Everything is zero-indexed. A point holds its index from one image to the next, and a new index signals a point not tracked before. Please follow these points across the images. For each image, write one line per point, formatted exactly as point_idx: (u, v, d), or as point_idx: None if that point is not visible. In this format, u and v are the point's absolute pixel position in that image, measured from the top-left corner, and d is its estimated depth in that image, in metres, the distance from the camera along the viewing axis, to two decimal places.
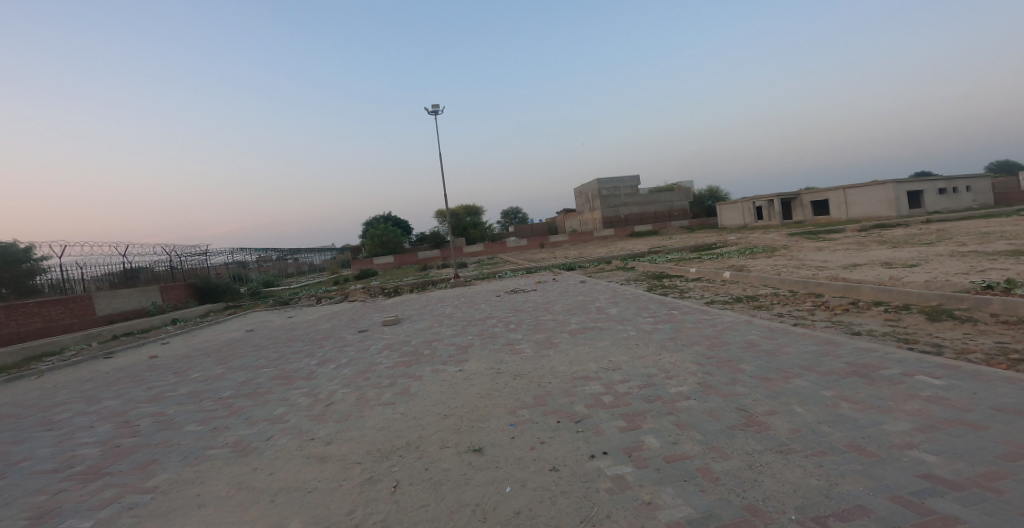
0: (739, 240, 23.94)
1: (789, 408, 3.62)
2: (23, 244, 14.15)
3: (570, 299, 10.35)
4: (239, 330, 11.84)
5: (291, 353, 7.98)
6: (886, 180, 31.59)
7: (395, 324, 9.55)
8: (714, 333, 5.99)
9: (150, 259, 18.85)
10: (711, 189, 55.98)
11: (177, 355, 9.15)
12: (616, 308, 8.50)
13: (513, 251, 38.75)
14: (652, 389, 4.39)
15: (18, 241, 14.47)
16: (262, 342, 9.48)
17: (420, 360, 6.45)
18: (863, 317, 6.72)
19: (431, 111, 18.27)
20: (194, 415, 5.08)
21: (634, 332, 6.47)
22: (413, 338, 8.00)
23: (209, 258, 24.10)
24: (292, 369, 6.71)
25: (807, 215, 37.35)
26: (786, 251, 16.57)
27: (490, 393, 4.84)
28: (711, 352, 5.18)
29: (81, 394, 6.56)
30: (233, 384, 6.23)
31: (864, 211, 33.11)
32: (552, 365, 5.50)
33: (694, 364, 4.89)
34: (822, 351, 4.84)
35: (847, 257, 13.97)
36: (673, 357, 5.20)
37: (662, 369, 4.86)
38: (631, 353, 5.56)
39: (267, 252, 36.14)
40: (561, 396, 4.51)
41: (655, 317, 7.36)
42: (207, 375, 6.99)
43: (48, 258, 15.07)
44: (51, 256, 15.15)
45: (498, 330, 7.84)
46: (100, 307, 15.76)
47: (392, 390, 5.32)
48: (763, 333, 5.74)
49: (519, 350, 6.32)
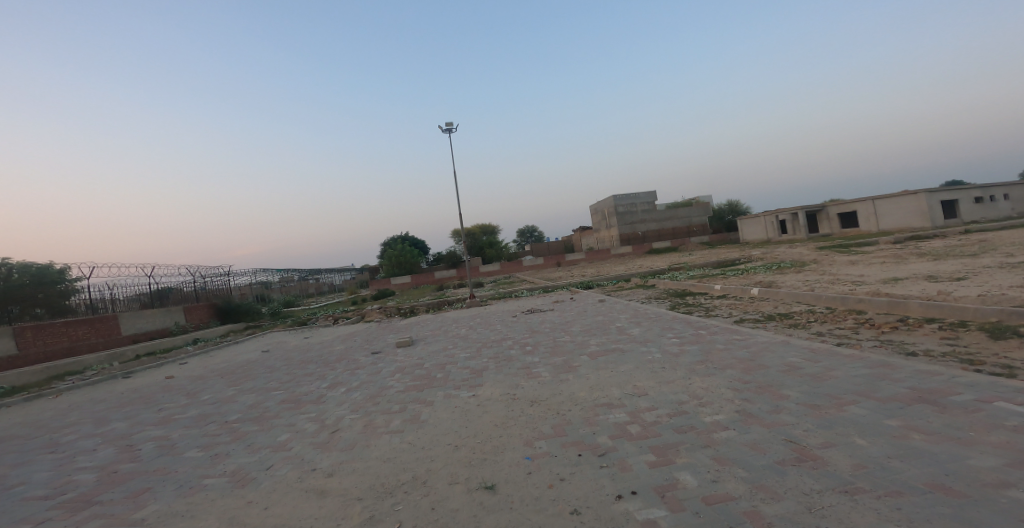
0: (764, 256, 23.06)
1: (848, 440, 3.14)
2: (57, 265, 14.62)
3: (589, 319, 9.92)
4: (255, 351, 11.77)
5: (302, 375, 7.76)
6: (918, 190, 30.29)
7: (408, 346, 9.27)
8: (748, 355, 5.49)
9: (175, 280, 19.29)
10: (731, 204, 54.88)
11: (190, 376, 9.05)
12: (638, 329, 8.03)
13: (529, 270, 38.40)
14: (684, 418, 3.95)
15: (53, 263, 14.97)
16: (274, 364, 9.33)
17: (432, 384, 6.13)
18: (915, 336, 6.11)
19: (445, 131, 18.36)
20: (196, 440, 4.84)
21: (659, 355, 6.02)
22: (426, 360, 7.69)
23: (233, 280, 24.58)
24: (301, 393, 6.47)
25: (834, 228, 36.04)
26: (817, 267, 15.73)
27: (505, 421, 4.47)
28: (748, 376, 4.70)
29: (91, 416, 6.44)
30: (241, 407, 6.01)
31: (896, 223, 31.68)
32: (572, 391, 5.10)
33: (729, 389, 4.44)
34: (875, 375, 4.31)
35: (885, 271, 13.11)
36: (704, 382, 4.75)
37: (693, 396, 4.41)
38: (658, 377, 5.12)
39: (289, 273, 36.84)
40: (582, 426, 4.10)
41: (681, 338, 6.88)
42: (217, 397, 6.82)
43: (80, 279, 15.53)
44: (82, 278, 15.61)
45: (513, 352, 7.47)
46: (124, 327, 16.05)
47: (401, 416, 5.00)
48: (805, 356, 5.22)
49: (536, 375, 5.94)
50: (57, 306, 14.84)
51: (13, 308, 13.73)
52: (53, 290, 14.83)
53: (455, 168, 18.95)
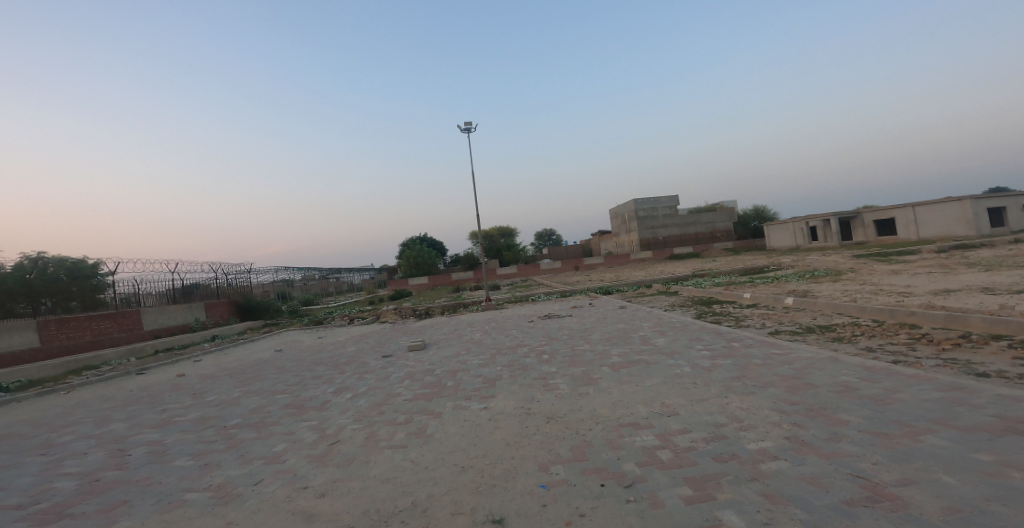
0: (795, 263, 21.96)
1: (932, 476, 2.56)
2: (87, 260, 15.02)
3: (610, 327, 9.39)
4: (268, 350, 11.67)
5: (310, 378, 7.51)
6: (962, 196, 28.51)
7: (420, 350, 8.93)
8: (791, 372, 4.90)
9: (199, 276, 19.60)
10: (757, 209, 53.07)
11: (201, 374, 8.94)
12: (664, 339, 7.46)
13: (547, 274, 37.87)
14: (723, 444, 3.44)
15: (88, 258, 15.38)
16: (284, 364, 9.13)
17: (441, 394, 5.75)
18: (984, 354, 5.38)
19: (464, 130, 18.06)
20: (190, 446, 4.58)
21: (689, 369, 5.48)
22: (437, 366, 7.32)
23: (255, 277, 24.91)
24: (306, 398, 6.19)
25: (869, 236, 34.32)
26: (855, 276, 14.74)
27: (518, 440, 4.03)
28: (794, 397, 4.13)
29: (95, 415, 6.31)
30: (242, 412, 5.76)
31: (937, 230, 29.89)
32: (593, 408, 4.63)
33: (773, 410, 3.90)
34: (950, 399, 3.68)
35: (933, 281, 12.10)
36: (744, 401, 4.20)
37: (733, 417, 3.88)
38: (689, 395, 4.59)
39: (310, 271, 37.35)
40: (605, 450, 3.63)
41: (712, 351, 6.30)
42: (222, 399, 6.60)
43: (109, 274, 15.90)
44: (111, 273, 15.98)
45: (529, 360, 7.03)
46: (146, 322, 16.33)
47: (406, 429, 4.63)
48: (860, 375, 4.60)
49: (553, 387, 5.47)
50: (89, 300, 15.13)
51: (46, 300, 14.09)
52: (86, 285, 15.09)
53: (473, 168, 18.62)
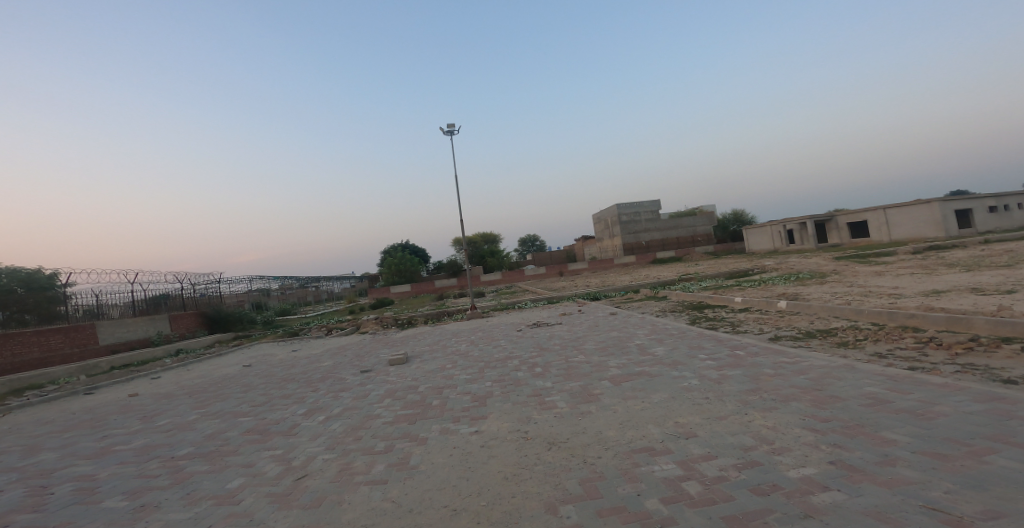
0: (778, 266, 22.12)
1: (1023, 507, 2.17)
2: (42, 269, 13.91)
3: (603, 335, 8.95)
4: (235, 365, 10.77)
5: (279, 397, 6.79)
6: (931, 198, 29.49)
7: (401, 365, 8.27)
8: (809, 383, 4.55)
9: (164, 287, 18.38)
10: (736, 213, 54.00)
11: (156, 394, 8.05)
12: (663, 348, 7.04)
13: (531, 280, 37.47)
14: (758, 473, 3.00)
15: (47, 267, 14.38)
16: (250, 382, 8.32)
17: (427, 415, 5.17)
18: (1000, 357, 5.15)
19: (446, 133, 17.53)
20: (127, 482, 3.86)
21: (697, 382, 5.07)
22: (421, 382, 6.72)
23: (226, 287, 23.62)
24: (272, 421, 5.50)
25: (844, 238, 35.14)
26: (841, 278, 14.78)
27: (518, 472, 3.50)
28: (823, 414, 3.75)
29: (22, 443, 5.46)
30: (197, 438, 5.05)
31: (908, 232, 30.81)
32: (599, 430, 4.14)
33: (804, 429, 3.51)
34: (996, 411, 3.37)
35: (919, 283, 12.15)
36: (768, 418, 3.81)
37: (761, 438, 3.46)
38: (704, 412, 4.16)
39: (286, 280, 35.94)
40: (622, 483, 3.14)
41: (717, 360, 5.92)
42: (174, 423, 5.83)
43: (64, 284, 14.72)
44: (68, 283, 14.81)
45: (521, 374, 6.52)
46: (102, 336, 15.04)
47: (388, 459, 4.04)
48: (885, 387, 4.27)
49: (551, 405, 4.97)
50: (46, 312, 14.12)
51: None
52: (42, 296, 14.07)
53: (456, 171, 18.05)
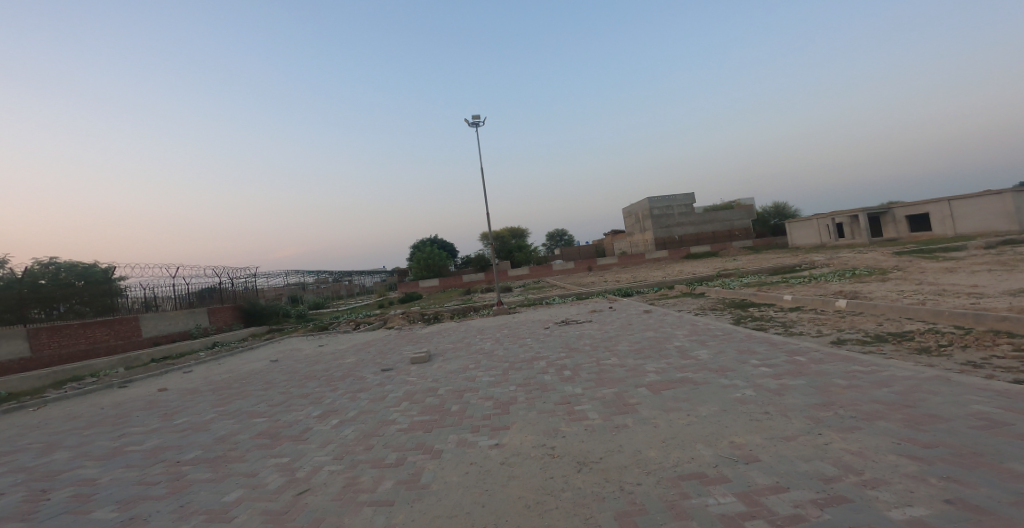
0: (827, 262, 20.46)
1: None
2: (101, 263, 14.92)
3: (638, 335, 8.26)
4: (263, 360, 10.79)
5: (297, 396, 6.56)
6: (1004, 188, 26.58)
7: (423, 364, 7.91)
8: (895, 397, 3.78)
9: (203, 281, 18.96)
10: (777, 206, 51.00)
11: (183, 389, 8.06)
12: (707, 351, 6.30)
13: (560, 275, 36.69)
14: (847, 514, 2.34)
15: (102, 263, 15.34)
16: (272, 378, 8.19)
17: (444, 423, 4.73)
18: None
19: (471, 125, 17.03)
20: (125, 489, 3.63)
21: (752, 393, 4.37)
22: (441, 384, 6.31)
23: (261, 282, 24.25)
24: (284, 424, 5.22)
25: (900, 232, 32.35)
26: (905, 275, 13.32)
27: (542, 499, 2.97)
28: (923, 438, 3.02)
29: (45, 439, 5.44)
30: (207, 441, 4.82)
31: (976, 226, 27.91)
32: (638, 448, 3.55)
33: (901, 457, 2.80)
34: None
35: (1002, 280, 10.67)
36: (850, 441, 3.11)
37: (845, 467, 2.79)
38: (766, 430, 3.49)
39: (320, 275, 36.78)
40: (668, 520, 2.56)
41: (773, 366, 5.17)
42: (190, 422, 5.68)
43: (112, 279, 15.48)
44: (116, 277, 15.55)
45: (549, 378, 5.99)
46: (145, 329, 15.64)
47: (397, 475, 3.61)
48: (998, 405, 3.46)
49: (582, 416, 4.41)
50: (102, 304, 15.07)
51: (57, 305, 14.07)
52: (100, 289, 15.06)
53: (482, 164, 17.54)
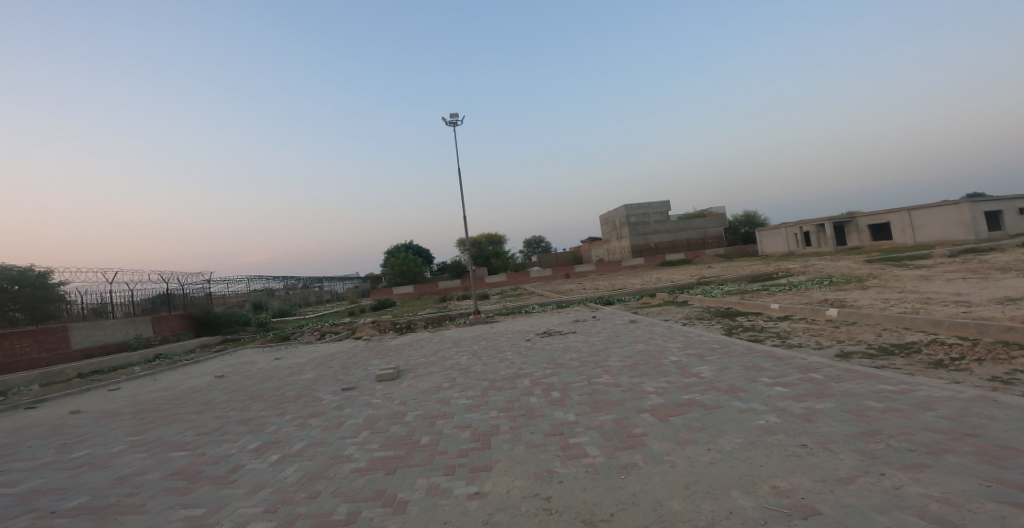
0: (802, 269, 20.61)
1: None
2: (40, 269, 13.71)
3: (629, 348, 7.60)
4: (206, 375, 9.52)
5: (235, 422, 5.52)
6: (959, 199, 27.82)
7: (390, 382, 6.99)
8: (950, 425, 3.21)
9: (150, 287, 17.26)
10: (748, 215, 52.29)
11: (100, 411, 6.81)
12: (709, 367, 5.70)
13: (537, 282, 36.16)
14: None
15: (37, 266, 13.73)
16: (212, 398, 7.06)
17: (412, 461, 3.86)
18: None
19: (449, 123, 16.29)
20: None
21: (779, 419, 3.73)
22: (410, 408, 5.43)
23: (218, 289, 22.45)
24: (210, 461, 4.21)
25: (865, 241, 33.50)
26: (884, 283, 13.31)
27: None
28: (1017, 479, 2.41)
29: None
30: (103, 486, 3.78)
31: (934, 235, 29.12)
32: (658, 500, 2.80)
33: (1005, 505, 2.18)
34: None
35: (980, 289, 10.67)
36: (927, 483, 2.48)
37: (938, 522, 2.13)
38: (814, 471, 2.82)
39: (288, 281, 34.95)
40: None
41: (789, 386, 4.57)
42: (92, 458, 4.58)
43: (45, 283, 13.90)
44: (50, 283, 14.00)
45: (536, 400, 5.22)
46: (76, 339, 13.92)
47: None
48: None
49: (580, 452, 3.65)
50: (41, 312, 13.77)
51: None
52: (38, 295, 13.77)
53: (459, 165, 16.71)
